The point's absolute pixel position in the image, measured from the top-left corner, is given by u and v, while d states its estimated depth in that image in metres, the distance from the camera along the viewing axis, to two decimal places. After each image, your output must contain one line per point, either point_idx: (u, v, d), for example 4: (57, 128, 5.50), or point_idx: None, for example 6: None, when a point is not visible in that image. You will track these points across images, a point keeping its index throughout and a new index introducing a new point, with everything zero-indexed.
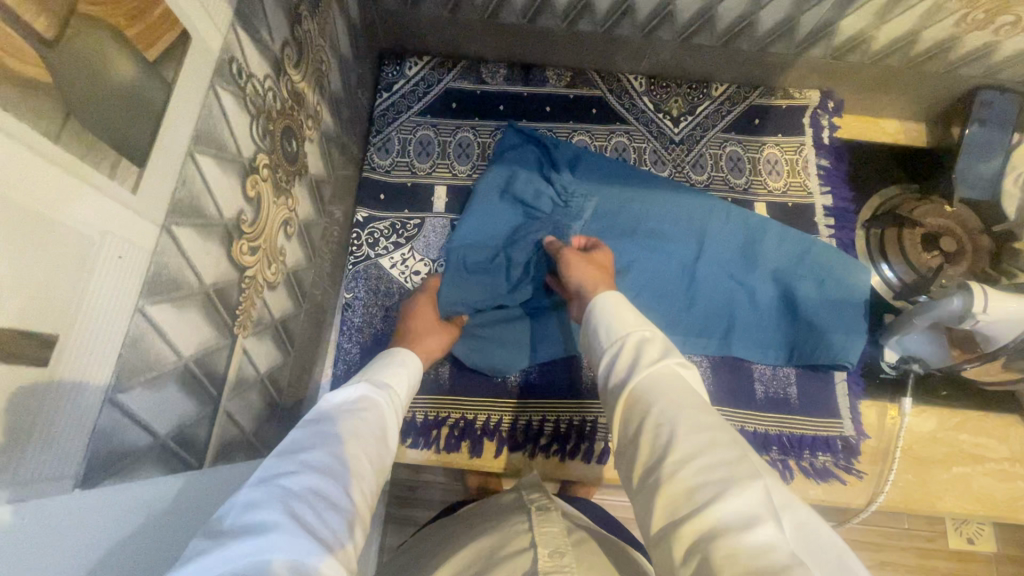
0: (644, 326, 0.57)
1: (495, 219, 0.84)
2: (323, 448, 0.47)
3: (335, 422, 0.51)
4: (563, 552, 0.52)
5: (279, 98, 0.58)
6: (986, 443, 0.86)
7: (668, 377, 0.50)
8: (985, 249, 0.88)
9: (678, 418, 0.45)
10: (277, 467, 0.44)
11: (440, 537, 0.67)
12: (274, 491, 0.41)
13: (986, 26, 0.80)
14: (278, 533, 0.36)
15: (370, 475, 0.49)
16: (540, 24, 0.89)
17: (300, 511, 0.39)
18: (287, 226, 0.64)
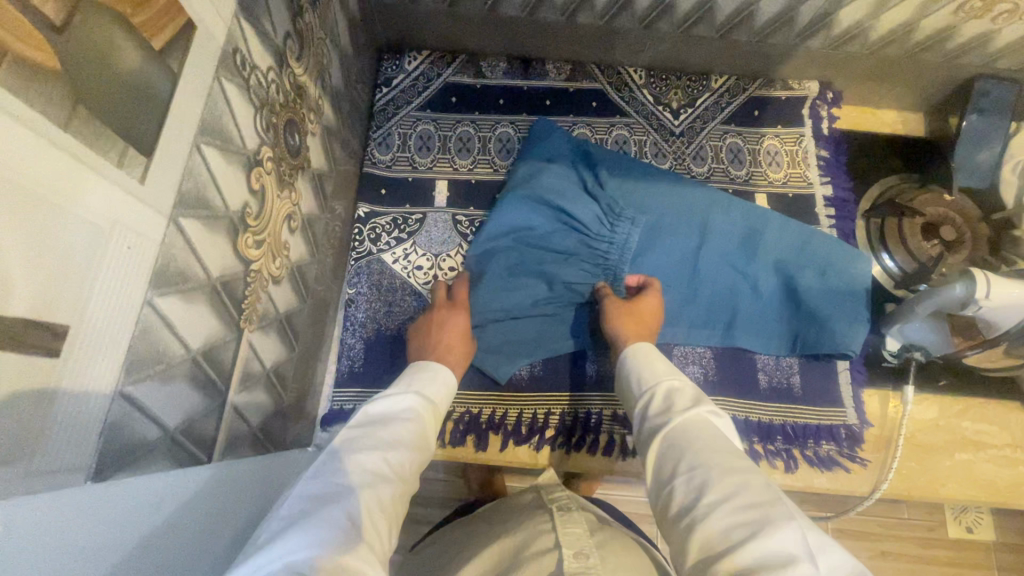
0: (675, 376, 0.63)
1: (513, 216, 0.85)
2: (371, 451, 0.50)
3: (382, 426, 0.54)
4: (587, 553, 0.55)
5: (282, 91, 0.58)
6: (987, 430, 0.86)
7: (699, 421, 0.55)
8: (984, 237, 0.89)
9: (710, 462, 0.50)
10: (330, 466, 0.47)
11: (463, 536, 0.68)
12: (325, 491, 0.44)
13: (985, 14, 0.80)
14: (310, 531, 0.40)
15: (404, 478, 0.51)
16: (540, 17, 0.89)
17: (348, 514, 0.43)
18: (291, 221, 0.64)
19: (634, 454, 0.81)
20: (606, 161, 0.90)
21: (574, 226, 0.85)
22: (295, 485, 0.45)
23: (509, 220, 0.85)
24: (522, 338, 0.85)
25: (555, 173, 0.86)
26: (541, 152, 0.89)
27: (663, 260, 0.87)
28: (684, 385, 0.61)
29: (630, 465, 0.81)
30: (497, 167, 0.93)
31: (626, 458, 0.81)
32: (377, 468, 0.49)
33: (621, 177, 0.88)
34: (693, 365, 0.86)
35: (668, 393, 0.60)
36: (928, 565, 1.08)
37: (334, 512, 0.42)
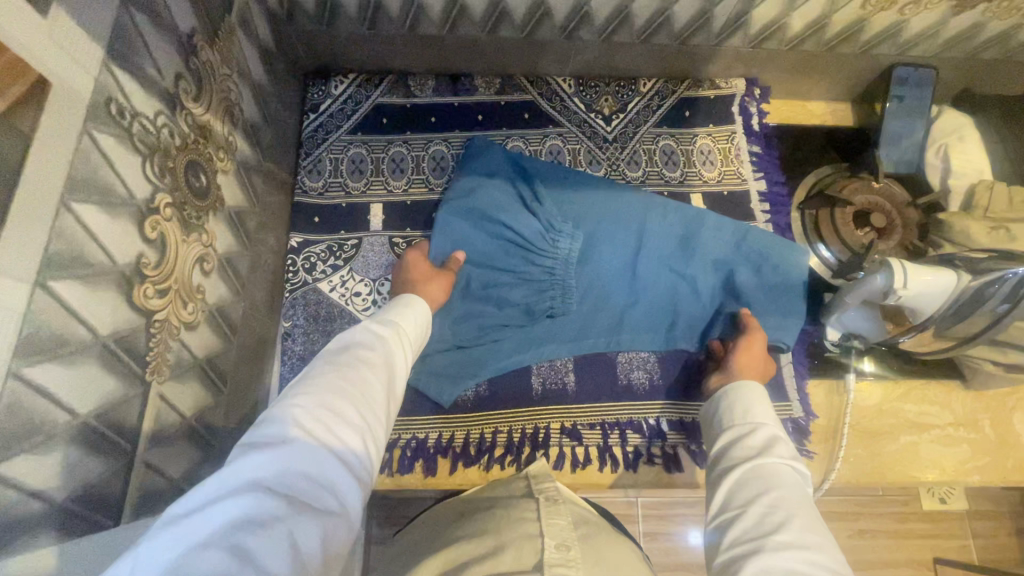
0: (776, 427, 0.66)
1: (455, 231, 0.85)
2: (348, 372, 0.52)
3: (348, 351, 0.55)
4: (570, 545, 0.58)
5: (178, 133, 0.56)
6: (931, 411, 0.88)
7: (790, 474, 0.59)
8: (913, 221, 0.92)
9: (792, 514, 0.54)
10: (295, 388, 0.49)
11: (438, 523, 0.70)
12: (305, 407, 0.47)
13: (891, 6, 0.82)
14: (290, 447, 0.43)
15: (384, 394, 0.53)
16: (461, 33, 0.89)
17: (312, 430, 0.45)
18: (204, 262, 0.62)
19: (584, 465, 0.82)
20: (545, 172, 0.90)
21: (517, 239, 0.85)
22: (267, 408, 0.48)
23: (448, 236, 0.85)
24: (469, 361, 0.84)
25: (495, 190, 0.86)
26: (481, 166, 0.89)
27: (608, 271, 0.87)
28: (783, 437, 0.65)
29: (581, 476, 0.82)
30: (432, 186, 0.92)
31: (576, 470, 0.82)
32: (345, 386, 0.50)
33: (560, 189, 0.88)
34: (637, 370, 0.86)
35: (767, 436, 0.64)
36: (903, 539, 1.10)
37: (296, 429, 0.45)
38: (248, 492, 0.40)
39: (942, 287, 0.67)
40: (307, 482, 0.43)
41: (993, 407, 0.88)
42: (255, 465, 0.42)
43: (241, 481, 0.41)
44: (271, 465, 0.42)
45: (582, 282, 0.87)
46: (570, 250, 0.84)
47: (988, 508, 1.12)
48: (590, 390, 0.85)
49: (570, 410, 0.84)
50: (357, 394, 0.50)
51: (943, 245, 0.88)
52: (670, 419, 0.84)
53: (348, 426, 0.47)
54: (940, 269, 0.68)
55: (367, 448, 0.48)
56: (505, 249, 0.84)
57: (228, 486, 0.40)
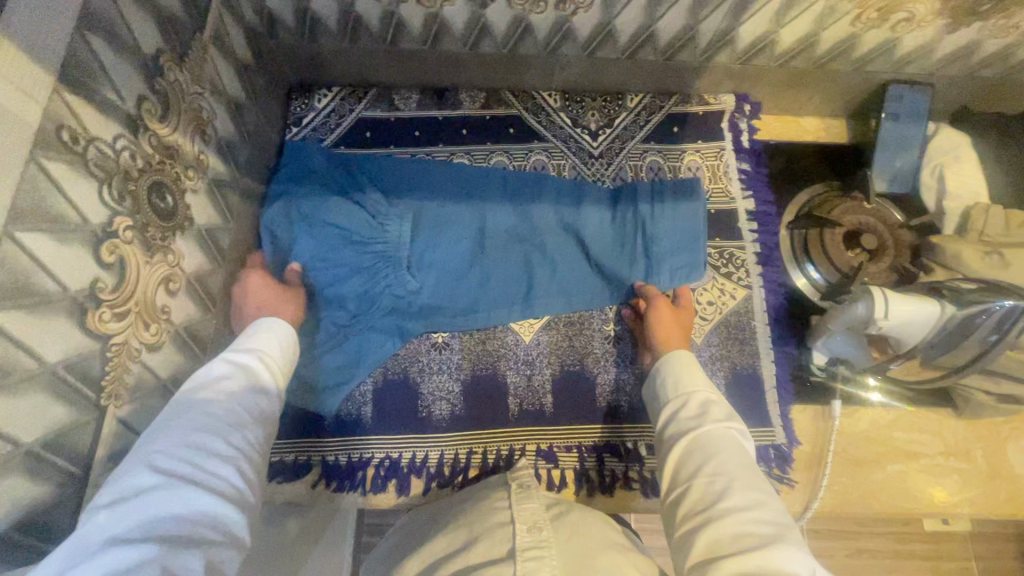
0: (712, 392, 0.67)
1: (289, 237, 0.83)
2: (204, 409, 0.53)
3: (205, 387, 0.56)
4: (541, 527, 0.57)
5: (141, 156, 0.56)
6: (920, 439, 0.86)
7: (729, 437, 0.60)
8: (906, 244, 0.89)
9: (732, 476, 0.55)
10: (148, 440, 0.50)
11: (424, 521, 0.69)
12: (164, 453, 0.48)
13: (883, 24, 0.80)
14: (152, 495, 0.44)
15: (251, 422, 0.55)
16: (443, 49, 0.88)
17: (174, 473, 0.46)
18: (170, 282, 0.62)
19: (560, 488, 0.80)
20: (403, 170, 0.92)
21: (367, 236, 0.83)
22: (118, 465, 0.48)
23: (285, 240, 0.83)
24: (341, 363, 0.82)
25: (306, 192, 0.85)
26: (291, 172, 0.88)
27: (439, 255, 0.85)
28: (719, 400, 0.65)
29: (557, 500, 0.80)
30: None
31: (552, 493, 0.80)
32: (202, 424, 0.51)
33: (419, 185, 0.91)
34: (616, 393, 0.85)
35: (699, 401, 0.65)
36: (905, 560, 1.02)
37: (158, 475, 0.46)
38: (109, 550, 0.40)
39: (923, 317, 0.65)
40: (179, 522, 0.44)
41: (985, 436, 0.86)
42: (114, 523, 0.42)
43: (101, 542, 0.41)
44: (135, 516, 0.43)
45: (425, 267, 0.85)
46: (400, 232, 0.84)
47: (999, 530, 1.04)
48: (566, 412, 0.83)
49: (547, 431, 0.82)
50: (218, 427, 0.52)
51: (933, 266, 0.84)
52: (650, 443, 0.83)
53: (217, 458, 0.49)
54: (919, 298, 0.66)
55: (241, 474, 0.50)
56: (337, 245, 0.82)
57: (87, 551, 0.40)
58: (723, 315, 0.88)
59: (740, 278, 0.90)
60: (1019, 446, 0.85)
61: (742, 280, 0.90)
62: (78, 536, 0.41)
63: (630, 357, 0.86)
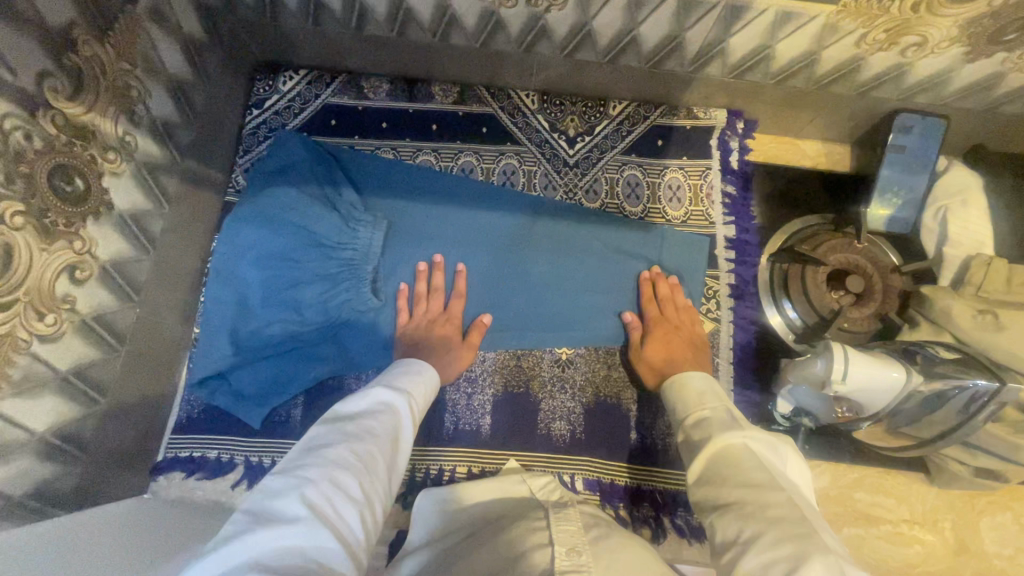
0: (706, 407, 0.62)
1: (243, 234, 0.76)
2: (350, 442, 0.52)
3: (349, 422, 0.55)
4: (581, 550, 0.50)
5: (39, 136, 0.52)
6: (885, 503, 0.79)
7: (734, 450, 0.54)
8: (896, 289, 0.81)
9: (746, 502, 0.48)
10: (300, 459, 0.49)
11: (477, 527, 0.62)
12: (311, 481, 0.46)
13: (890, 47, 0.71)
14: (294, 525, 0.43)
15: (386, 469, 0.53)
16: (411, 37, 0.82)
17: (312, 515, 0.44)
18: (76, 270, 0.59)
19: None
20: (387, 171, 0.88)
21: (333, 244, 0.78)
22: (265, 476, 0.47)
23: (235, 240, 0.75)
24: (272, 379, 0.79)
25: (277, 187, 0.78)
26: (271, 163, 0.83)
27: (408, 272, 0.84)
28: (716, 412, 0.60)
29: None
30: (389, 202, 0.86)
31: None
32: (350, 459, 0.50)
33: (403, 190, 0.87)
34: (558, 421, 0.80)
35: (698, 423, 0.60)
36: None
37: (301, 509, 0.44)
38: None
39: (880, 378, 0.60)
40: (306, 564, 0.41)
41: (957, 508, 0.79)
42: (260, 545, 0.41)
43: (238, 565, 0.39)
44: (270, 546, 0.41)
45: (392, 285, 0.84)
46: (371, 241, 0.80)
47: None
48: (501, 435, 0.80)
49: (480, 453, 0.79)
50: (360, 467, 0.50)
51: (922, 322, 0.77)
52: (587, 478, 0.78)
53: (350, 502, 0.47)
54: (876, 358, 0.61)
55: (364, 527, 0.48)
56: (301, 248, 0.76)
57: (224, 568, 0.38)
58: None
59: (708, 310, 0.85)
60: (993, 522, 0.78)
61: (710, 312, 0.85)
62: (217, 553, 0.39)
63: (577, 383, 0.82)
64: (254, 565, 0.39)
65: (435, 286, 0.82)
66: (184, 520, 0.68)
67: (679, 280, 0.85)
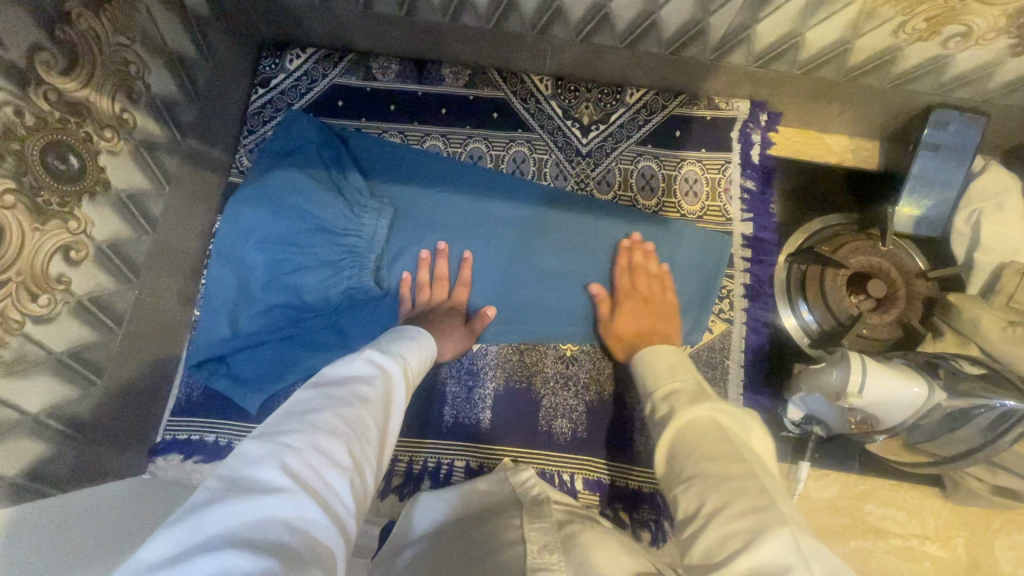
0: (677, 380, 0.57)
1: (249, 216, 0.74)
2: (334, 408, 0.49)
3: (335, 389, 0.52)
4: (553, 548, 0.49)
5: (31, 113, 0.51)
6: (895, 517, 0.76)
7: (702, 423, 0.49)
8: (920, 295, 0.77)
9: (712, 472, 0.44)
10: (282, 424, 0.46)
11: (455, 521, 0.62)
12: (292, 447, 0.44)
13: (931, 37, 0.66)
14: (275, 494, 0.40)
15: (376, 435, 0.50)
16: (421, 16, 0.79)
17: (292, 482, 0.41)
18: (71, 250, 0.57)
19: None
20: (398, 157, 0.85)
21: (337, 230, 0.76)
22: (243, 440, 0.45)
23: (240, 224, 0.74)
24: (271, 364, 0.77)
25: (283, 169, 0.77)
26: (280, 145, 0.81)
27: (412, 261, 0.82)
28: (685, 386, 0.56)
29: None
30: (396, 190, 0.83)
31: None
32: (337, 425, 0.47)
33: (412, 178, 0.84)
34: (560, 418, 0.78)
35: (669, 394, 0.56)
36: None
37: (281, 477, 0.42)
38: (227, 547, 0.36)
39: (900, 394, 0.57)
40: (289, 534, 0.39)
41: (972, 525, 0.76)
42: (236, 514, 0.39)
43: (213, 537, 0.37)
44: (250, 514, 0.39)
45: (396, 274, 0.82)
46: (376, 229, 0.79)
47: None
48: (502, 431, 0.78)
49: (481, 447, 0.77)
50: (347, 433, 0.47)
51: (946, 331, 0.74)
52: (587, 478, 0.77)
53: (336, 469, 0.44)
54: (892, 369, 0.58)
55: (354, 493, 0.45)
56: (304, 232, 0.74)
57: (198, 538, 0.37)
58: (694, 349, 0.81)
59: (721, 310, 0.82)
60: (1010, 541, 0.75)
61: (723, 313, 0.82)
62: (193, 522, 0.38)
63: (582, 381, 0.79)
64: (231, 535, 0.37)
65: (439, 275, 0.80)
66: (180, 501, 0.68)
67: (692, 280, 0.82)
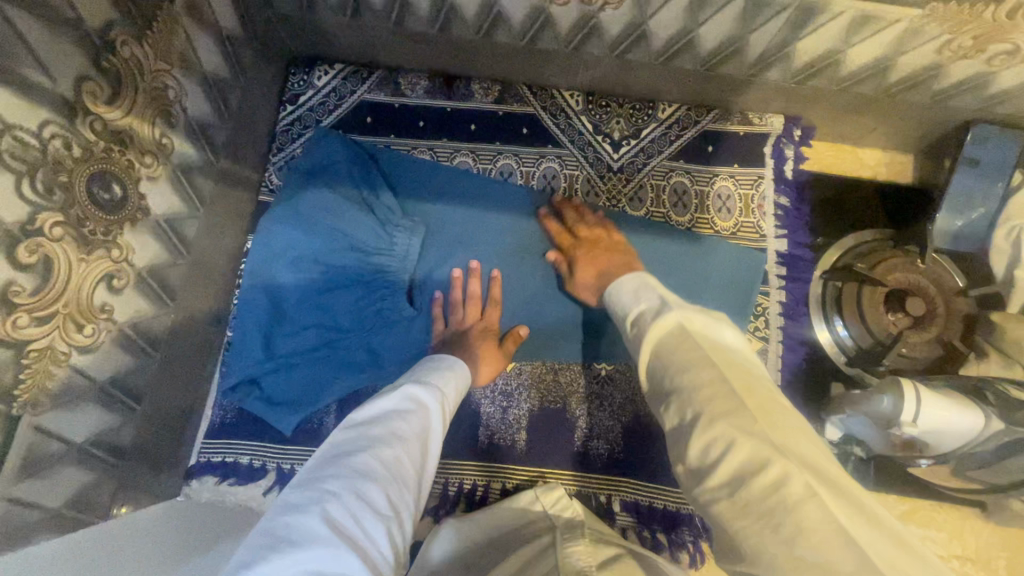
0: (643, 301, 0.58)
1: (281, 236, 0.74)
2: (370, 450, 0.49)
3: (370, 428, 0.52)
4: None
5: (78, 144, 0.50)
6: (935, 537, 0.75)
7: (673, 334, 0.51)
8: (959, 314, 0.76)
9: (693, 386, 0.45)
10: (321, 470, 0.47)
11: (485, 552, 0.61)
12: (331, 494, 0.44)
13: (977, 54, 0.65)
14: (316, 545, 0.40)
15: (412, 476, 0.50)
16: (453, 34, 0.78)
17: (332, 531, 0.41)
18: (113, 279, 0.57)
19: None
20: (427, 174, 0.84)
21: (368, 251, 0.76)
22: (284, 489, 0.45)
23: (272, 245, 0.74)
24: (304, 386, 0.77)
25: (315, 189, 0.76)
26: (311, 162, 0.80)
27: (444, 279, 0.81)
28: (650, 304, 0.57)
29: None
30: (428, 208, 0.83)
31: None
32: (374, 468, 0.47)
33: (442, 195, 0.84)
34: (596, 438, 0.78)
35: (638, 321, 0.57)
36: None
37: (322, 526, 0.41)
38: None
39: (954, 422, 0.58)
40: None
41: (1014, 547, 0.75)
42: (279, 567, 0.38)
43: None
44: (293, 567, 0.38)
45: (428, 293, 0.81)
46: (408, 248, 0.79)
47: None
48: (537, 451, 0.78)
49: (516, 468, 0.77)
50: (384, 476, 0.47)
51: (989, 351, 0.73)
52: (624, 499, 0.76)
53: (374, 515, 0.44)
54: (946, 395, 0.60)
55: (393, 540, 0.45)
56: (336, 253, 0.75)
57: None
58: None
59: (756, 328, 0.81)
60: None
61: (759, 330, 0.81)
62: None
63: (617, 401, 0.79)
64: None
65: (471, 295, 0.78)
66: (216, 522, 0.68)
67: (727, 297, 0.81)
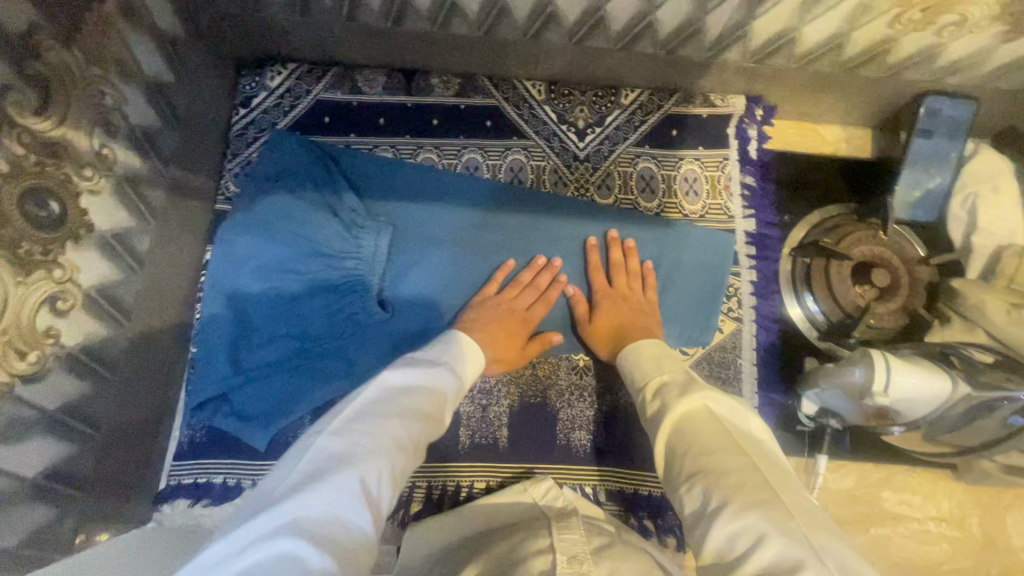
0: (666, 373, 0.60)
1: (244, 244, 0.72)
2: (380, 416, 0.51)
3: (381, 397, 0.53)
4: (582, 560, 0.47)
5: (7, 158, 0.47)
6: (911, 501, 0.77)
7: (693, 416, 0.52)
8: (922, 283, 0.78)
9: (711, 470, 0.46)
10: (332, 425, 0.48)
11: (464, 548, 0.60)
12: (337, 448, 0.46)
13: (927, 26, 0.66)
14: (321, 489, 0.42)
15: (414, 445, 0.52)
16: (408, 27, 0.76)
17: (335, 481, 0.43)
18: (58, 300, 0.53)
19: None
20: (391, 173, 0.82)
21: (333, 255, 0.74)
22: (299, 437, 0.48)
23: (234, 254, 0.72)
24: (275, 399, 0.73)
25: (277, 194, 0.74)
26: (269, 168, 0.78)
27: (417, 280, 0.79)
28: (675, 377, 0.59)
29: None
30: (394, 208, 0.80)
31: None
32: (381, 431, 0.49)
33: (407, 194, 0.81)
34: (578, 430, 0.77)
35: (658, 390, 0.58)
36: None
37: (326, 474, 0.43)
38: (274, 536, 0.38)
39: (925, 388, 0.59)
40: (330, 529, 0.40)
41: (984, 504, 0.77)
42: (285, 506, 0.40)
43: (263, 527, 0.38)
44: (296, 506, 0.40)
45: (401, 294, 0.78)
46: (376, 249, 0.76)
47: None
48: (520, 447, 0.77)
49: (500, 466, 0.76)
50: (388, 441, 0.49)
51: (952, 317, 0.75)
52: (608, 488, 0.76)
53: (376, 474, 0.46)
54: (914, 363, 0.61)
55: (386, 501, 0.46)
56: (301, 258, 0.72)
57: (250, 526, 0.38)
58: (707, 350, 0.80)
59: (730, 309, 0.81)
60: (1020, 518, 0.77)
61: (732, 311, 0.81)
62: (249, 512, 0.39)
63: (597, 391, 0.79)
64: (279, 525, 0.39)
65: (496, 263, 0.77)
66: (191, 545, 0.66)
67: (700, 280, 0.81)
